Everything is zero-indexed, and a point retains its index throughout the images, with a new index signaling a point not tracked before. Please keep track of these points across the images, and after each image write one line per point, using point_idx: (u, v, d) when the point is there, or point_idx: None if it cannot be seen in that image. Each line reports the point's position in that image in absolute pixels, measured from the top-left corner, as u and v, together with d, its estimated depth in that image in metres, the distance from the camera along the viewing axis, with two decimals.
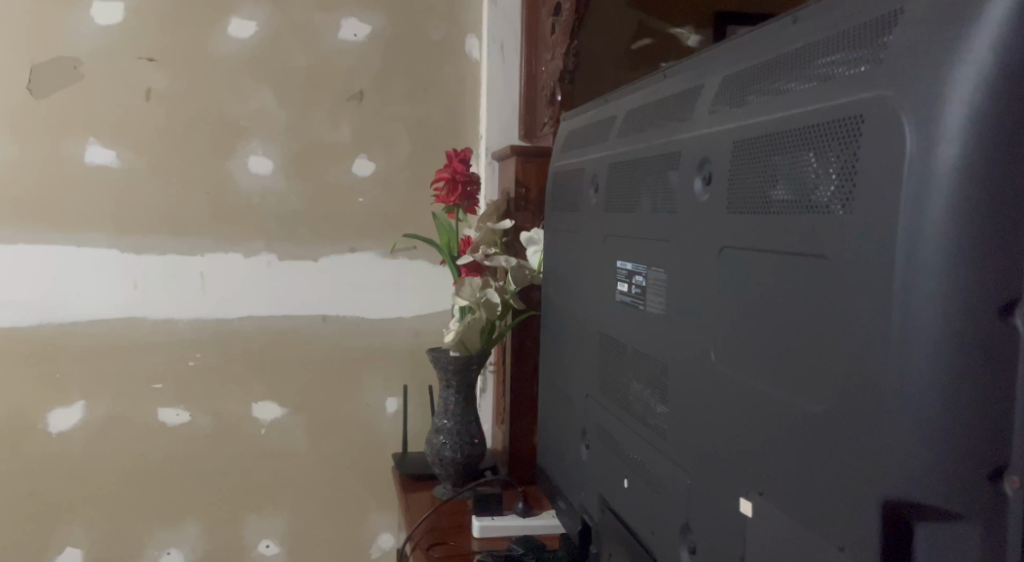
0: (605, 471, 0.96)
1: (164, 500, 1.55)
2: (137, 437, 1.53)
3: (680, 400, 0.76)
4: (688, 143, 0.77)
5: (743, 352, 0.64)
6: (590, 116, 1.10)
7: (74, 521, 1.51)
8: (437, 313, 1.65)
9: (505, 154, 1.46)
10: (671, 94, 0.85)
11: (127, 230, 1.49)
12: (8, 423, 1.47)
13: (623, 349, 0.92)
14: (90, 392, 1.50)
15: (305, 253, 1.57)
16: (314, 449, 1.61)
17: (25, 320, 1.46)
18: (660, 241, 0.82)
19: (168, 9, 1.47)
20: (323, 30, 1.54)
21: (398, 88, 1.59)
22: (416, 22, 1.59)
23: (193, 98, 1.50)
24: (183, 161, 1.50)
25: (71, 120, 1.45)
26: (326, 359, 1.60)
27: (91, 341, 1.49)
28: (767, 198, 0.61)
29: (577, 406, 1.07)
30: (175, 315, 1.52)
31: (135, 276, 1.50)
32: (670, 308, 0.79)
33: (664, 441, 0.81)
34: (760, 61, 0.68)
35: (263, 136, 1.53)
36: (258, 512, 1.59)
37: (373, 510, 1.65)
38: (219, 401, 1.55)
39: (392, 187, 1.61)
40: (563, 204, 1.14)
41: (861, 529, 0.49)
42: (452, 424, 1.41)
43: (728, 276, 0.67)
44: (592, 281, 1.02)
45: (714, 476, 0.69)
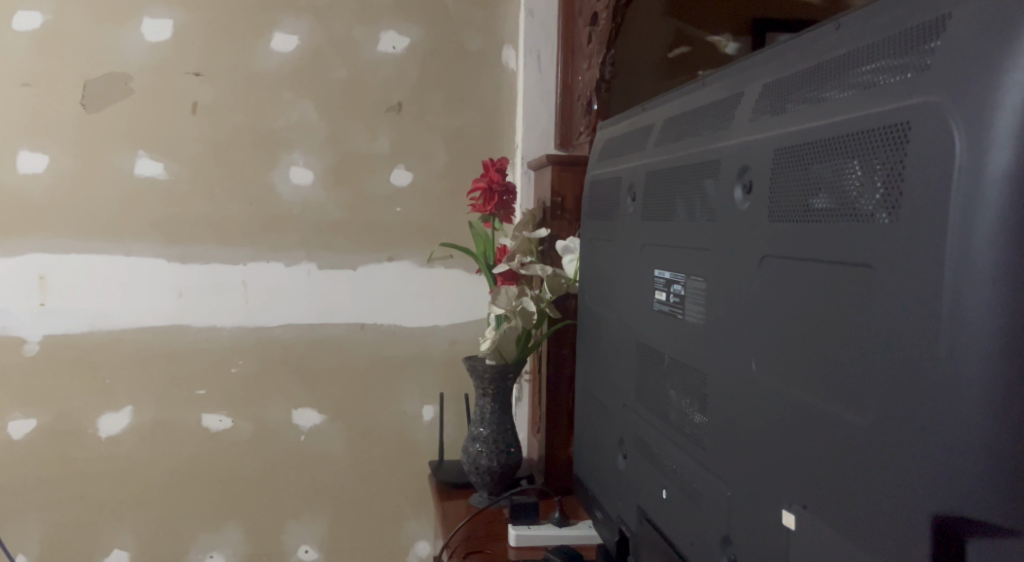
0: (643, 481, 0.96)
1: (206, 504, 1.58)
2: (182, 442, 1.56)
3: (720, 410, 0.76)
4: (727, 151, 0.76)
5: (784, 362, 0.63)
6: (628, 124, 1.10)
7: (121, 523, 1.55)
8: (473, 321, 1.66)
9: (540, 163, 1.47)
10: (710, 103, 0.85)
11: (174, 240, 1.53)
12: (60, 427, 1.52)
13: (662, 358, 0.91)
14: (137, 398, 1.54)
15: (343, 262, 1.60)
16: (352, 456, 1.63)
17: (76, 327, 1.50)
18: (699, 250, 0.81)
19: (213, 24, 1.51)
20: (362, 42, 1.57)
21: (436, 99, 1.61)
22: (454, 34, 1.60)
23: (237, 110, 1.54)
24: (227, 173, 1.54)
25: (122, 134, 1.50)
26: (363, 366, 1.62)
27: (138, 347, 1.53)
28: (809, 207, 0.60)
29: (615, 416, 1.07)
30: (218, 322, 1.55)
31: (181, 285, 1.54)
32: (710, 318, 0.78)
33: (703, 451, 0.80)
34: (801, 69, 0.67)
35: (305, 148, 1.56)
36: (298, 517, 1.62)
37: (409, 517, 1.66)
38: (260, 408, 1.58)
39: (430, 196, 1.62)
40: (600, 213, 1.14)
41: (909, 539, 0.48)
42: (488, 432, 1.41)
43: (769, 285, 0.66)
44: (630, 290, 1.01)
45: (755, 487, 0.69)
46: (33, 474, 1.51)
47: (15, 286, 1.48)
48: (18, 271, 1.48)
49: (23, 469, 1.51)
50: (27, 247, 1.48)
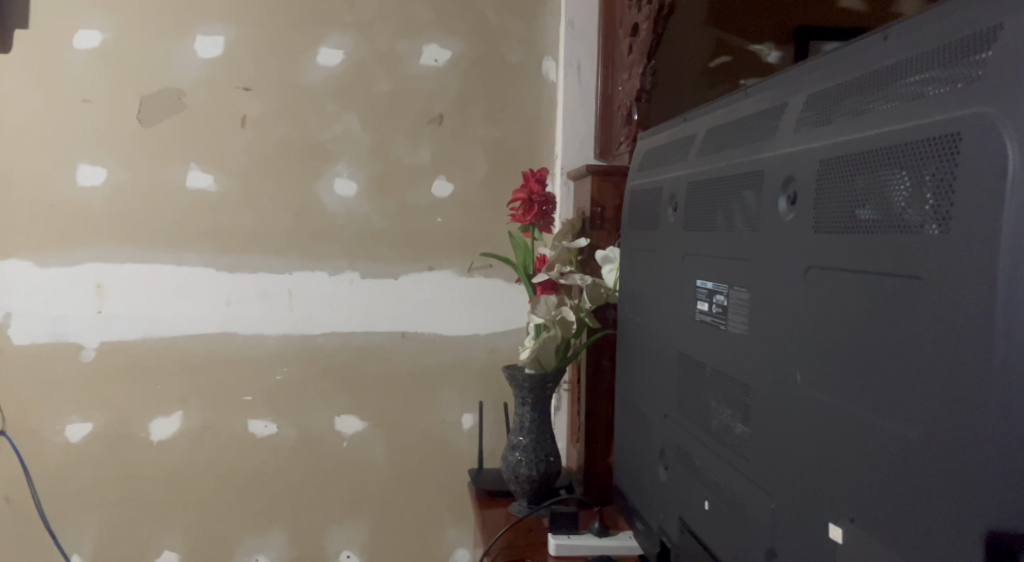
0: (684, 493, 0.96)
1: (252, 508, 1.61)
2: (229, 447, 1.60)
3: (765, 422, 0.76)
4: (771, 162, 0.77)
5: (829, 373, 0.65)
6: (668, 135, 1.10)
7: (170, 525, 1.59)
8: (512, 331, 1.67)
9: (580, 173, 1.47)
10: (752, 113, 0.85)
11: (223, 249, 1.57)
12: (114, 431, 1.56)
13: (703, 369, 0.91)
14: (187, 403, 1.58)
15: (385, 272, 1.62)
16: (393, 463, 1.65)
17: (130, 334, 1.56)
18: (742, 260, 0.82)
19: (262, 41, 1.56)
20: (405, 56, 1.60)
21: (477, 110, 1.63)
22: (494, 46, 1.63)
23: (284, 123, 1.58)
24: (274, 184, 1.58)
25: (175, 147, 1.55)
26: (404, 374, 1.64)
27: (188, 354, 1.58)
28: (855, 218, 0.61)
29: (655, 427, 1.07)
30: (265, 330, 1.59)
31: (230, 294, 1.58)
32: (755, 328, 0.79)
33: (748, 463, 0.80)
34: (845, 80, 0.68)
35: (349, 159, 1.60)
36: (339, 522, 1.64)
37: (449, 524, 1.67)
38: (304, 414, 1.62)
39: (470, 206, 1.64)
40: (640, 223, 1.14)
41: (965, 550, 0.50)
42: (528, 441, 1.41)
43: (815, 295, 0.67)
44: (671, 301, 1.01)
45: (801, 499, 0.69)
46: (88, 477, 1.56)
47: (73, 294, 1.54)
48: (75, 280, 1.54)
49: (77, 471, 1.56)
50: (84, 256, 1.54)
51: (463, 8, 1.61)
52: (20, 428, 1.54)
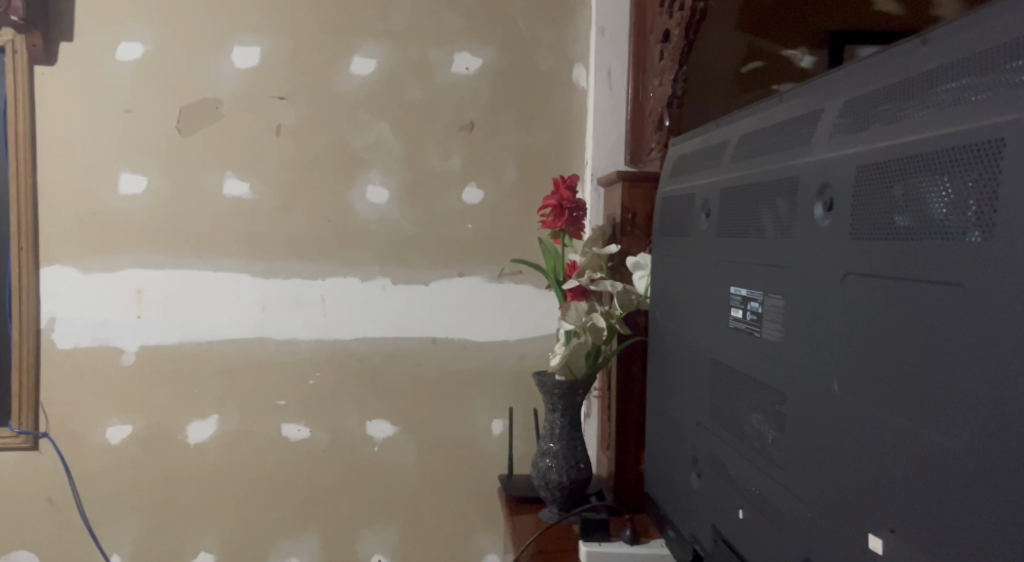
0: (716, 502, 0.95)
1: (285, 511, 1.63)
2: (263, 450, 1.62)
3: (801, 430, 0.76)
4: (806, 168, 0.77)
5: (868, 381, 0.65)
6: (699, 140, 1.10)
7: (206, 527, 1.62)
8: (542, 337, 1.67)
9: (611, 179, 1.47)
10: (785, 119, 0.85)
11: (258, 256, 1.60)
12: (152, 434, 1.60)
13: (737, 377, 0.91)
14: (222, 407, 1.61)
15: (416, 278, 1.64)
16: (423, 468, 1.66)
17: (169, 339, 1.59)
18: (777, 267, 0.81)
19: (297, 51, 1.59)
20: (436, 64, 1.62)
21: (507, 117, 1.64)
22: (525, 53, 1.63)
23: (317, 132, 1.60)
24: (308, 191, 1.61)
25: (212, 156, 1.58)
26: (435, 380, 1.65)
27: (224, 359, 1.60)
28: (894, 225, 0.62)
29: (688, 435, 1.06)
30: (298, 335, 1.62)
31: (264, 299, 1.61)
32: (791, 336, 0.78)
33: (783, 472, 0.80)
34: (881, 85, 0.68)
35: (381, 167, 1.62)
36: (371, 526, 1.65)
37: (479, 530, 1.68)
38: (336, 419, 1.63)
39: (500, 213, 1.65)
40: (672, 229, 1.14)
41: (1005, 554, 0.51)
42: (558, 447, 1.41)
43: (853, 302, 0.68)
44: (703, 308, 1.01)
45: (837, 507, 0.70)
46: (127, 478, 1.60)
47: (114, 299, 1.57)
48: (116, 286, 1.57)
49: (117, 473, 1.59)
50: (125, 263, 1.58)
51: (494, 16, 1.62)
52: (63, 431, 1.57)
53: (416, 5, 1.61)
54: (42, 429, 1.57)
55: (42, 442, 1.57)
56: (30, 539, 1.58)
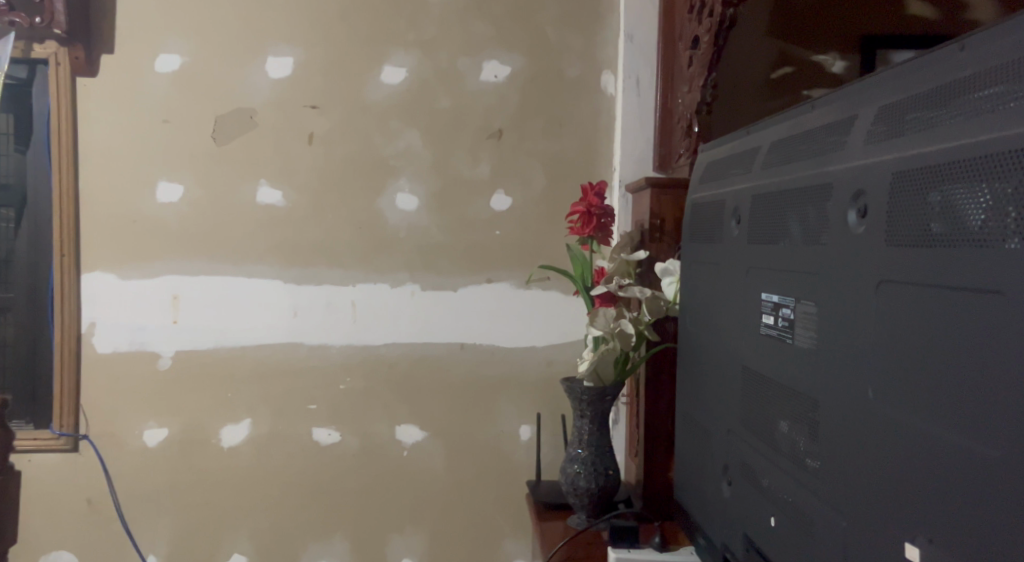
0: (748, 509, 0.95)
1: (316, 515, 1.65)
2: (294, 454, 1.64)
3: (834, 438, 0.76)
4: (839, 174, 0.76)
5: (903, 389, 0.65)
6: (730, 147, 1.10)
7: (239, 530, 1.64)
8: (570, 343, 1.67)
9: (639, 185, 1.47)
10: (818, 125, 0.85)
11: (290, 262, 1.63)
12: (187, 437, 1.63)
13: (769, 385, 0.90)
14: (255, 411, 1.64)
15: (445, 284, 1.65)
16: (452, 473, 1.67)
17: (203, 343, 1.62)
18: (809, 274, 0.81)
19: (329, 61, 1.62)
20: (465, 73, 1.63)
21: (536, 125, 1.65)
22: (554, 61, 1.64)
23: (348, 140, 1.63)
24: (339, 199, 1.63)
25: (246, 164, 1.61)
26: (463, 385, 1.66)
27: (257, 363, 1.63)
28: (929, 232, 0.62)
29: (718, 442, 1.06)
30: (329, 340, 1.64)
31: (296, 305, 1.63)
32: (825, 343, 0.78)
33: (816, 480, 0.79)
34: (915, 91, 0.68)
35: (410, 175, 1.64)
36: (400, 531, 1.67)
37: (507, 535, 1.68)
38: (366, 423, 1.65)
39: (528, 219, 1.66)
40: (702, 235, 1.14)
41: None
42: (586, 453, 1.41)
43: (887, 309, 0.67)
44: (734, 315, 1.00)
45: (871, 517, 0.69)
46: (163, 480, 1.63)
47: (151, 305, 1.61)
48: (154, 291, 1.61)
49: (153, 475, 1.62)
50: (162, 269, 1.61)
51: (523, 24, 1.64)
52: (101, 433, 1.61)
53: (447, 15, 1.63)
54: (82, 431, 1.60)
55: (82, 443, 1.60)
56: (69, 539, 1.62)
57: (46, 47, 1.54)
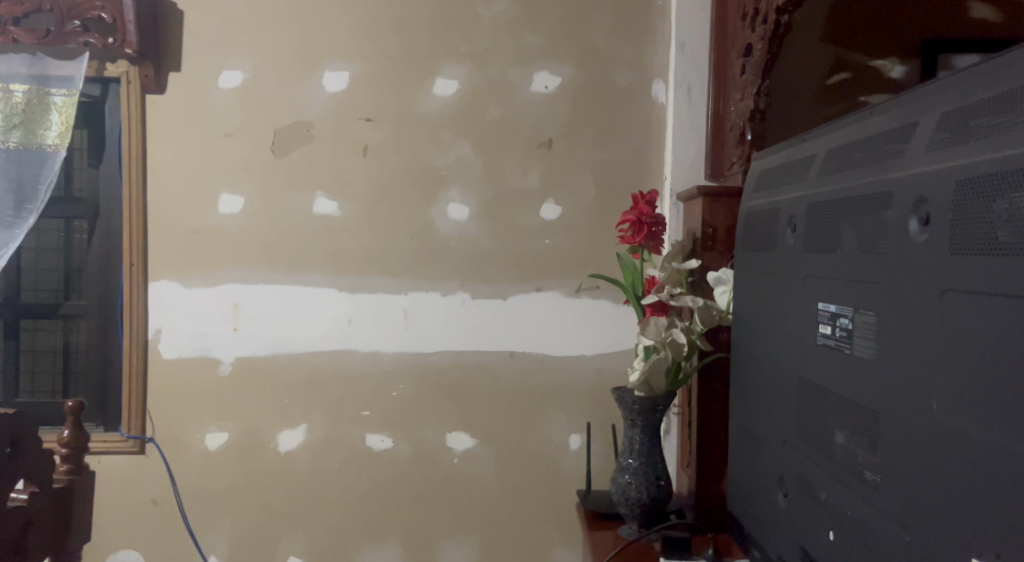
0: (805, 522, 0.93)
1: (369, 521, 1.68)
2: (348, 459, 1.68)
3: (894, 450, 0.74)
4: (900, 182, 0.75)
5: (968, 401, 0.64)
6: (785, 154, 1.08)
7: (294, 533, 1.68)
8: (620, 352, 1.67)
9: (691, 194, 1.47)
10: (876, 132, 0.83)
11: (344, 271, 1.67)
12: (245, 441, 1.68)
13: (826, 396, 0.89)
14: (310, 417, 1.67)
15: (495, 292, 1.67)
16: (502, 480, 1.68)
17: (262, 350, 1.67)
18: (868, 284, 0.80)
19: (383, 74, 1.65)
20: (517, 83, 1.65)
21: (586, 134, 1.66)
22: (604, 71, 1.65)
23: (401, 152, 1.66)
24: (391, 210, 1.66)
25: (303, 176, 1.66)
26: (514, 393, 1.67)
27: (313, 370, 1.67)
28: (997, 242, 0.61)
29: (774, 453, 1.04)
30: (382, 347, 1.67)
31: (350, 313, 1.67)
32: (886, 354, 0.76)
33: (876, 494, 0.78)
34: (981, 96, 0.66)
35: (462, 185, 1.66)
36: (451, 537, 1.68)
37: (557, 544, 1.68)
38: (418, 430, 1.67)
39: (578, 229, 1.66)
40: (756, 243, 1.12)
41: None
42: (638, 463, 1.40)
43: (951, 320, 0.66)
44: (790, 324, 0.99)
45: (935, 531, 0.68)
46: (223, 483, 1.68)
47: (213, 313, 1.67)
48: (215, 299, 1.67)
49: (213, 477, 1.68)
50: (223, 278, 1.67)
51: (573, 35, 1.65)
52: (166, 436, 1.67)
53: (497, 27, 1.65)
54: (148, 435, 1.67)
55: (148, 446, 1.67)
56: (136, 538, 1.68)
57: (118, 66, 1.62)
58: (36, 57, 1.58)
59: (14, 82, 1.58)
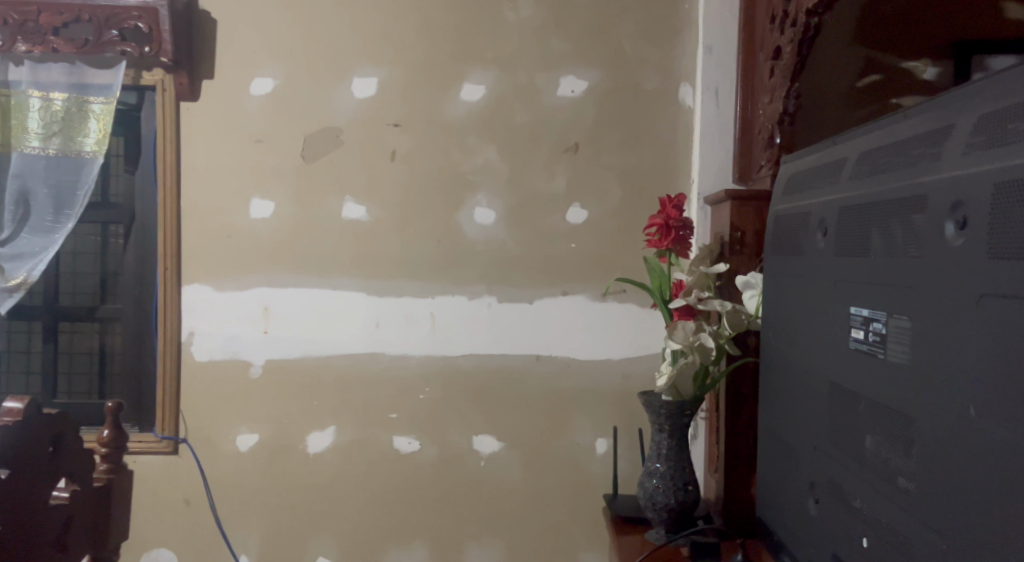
0: (837, 529, 0.92)
1: (397, 522, 1.69)
2: (376, 461, 1.69)
3: (930, 456, 0.74)
4: (935, 184, 0.74)
5: (1011, 405, 0.63)
6: (814, 157, 1.08)
7: (324, 534, 1.70)
8: (646, 356, 1.67)
9: (719, 198, 1.46)
10: (910, 135, 0.83)
11: (373, 275, 1.68)
12: (275, 442, 1.70)
13: (859, 400, 0.88)
14: (339, 419, 1.69)
15: (521, 296, 1.67)
16: (529, 483, 1.68)
17: (292, 352, 1.69)
18: (901, 287, 0.79)
19: (411, 80, 1.67)
20: (543, 88, 1.66)
21: (613, 138, 1.66)
22: (631, 74, 1.65)
23: (429, 157, 1.67)
24: (419, 214, 1.68)
25: (333, 181, 1.68)
26: (541, 397, 1.67)
27: (341, 373, 1.69)
28: None
29: (804, 459, 1.03)
30: (409, 351, 1.68)
31: (378, 316, 1.68)
32: (921, 358, 0.76)
33: (911, 500, 0.77)
34: (1020, 98, 0.66)
35: (488, 190, 1.67)
36: (478, 540, 1.69)
37: (584, 547, 1.68)
38: (445, 433, 1.68)
39: (605, 232, 1.66)
40: (785, 247, 1.12)
41: None
42: (665, 468, 1.39)
43: (992, 323, 0.66)
44: (821, 329, 0.98)
45: (978, 537, 0.67)
46: (254, 483, 1.70)
47: (244, 316, 1.69)
48: (246, 302, 1.69)
49: (244, 478, 1.70)
50: (254, 282, 1.69)
51: (600, 40, 1.65)
52: (198, 437, 1.70)
53: (525, 32, 1.66)
54: (181, 435, 1.69)
55: (181, 447, 1.69)
56: (170, 537, 1.70)
57: (154, 74, 1.65)
58: (75, 65, 1.62)
59: (54, 90, 1.62)
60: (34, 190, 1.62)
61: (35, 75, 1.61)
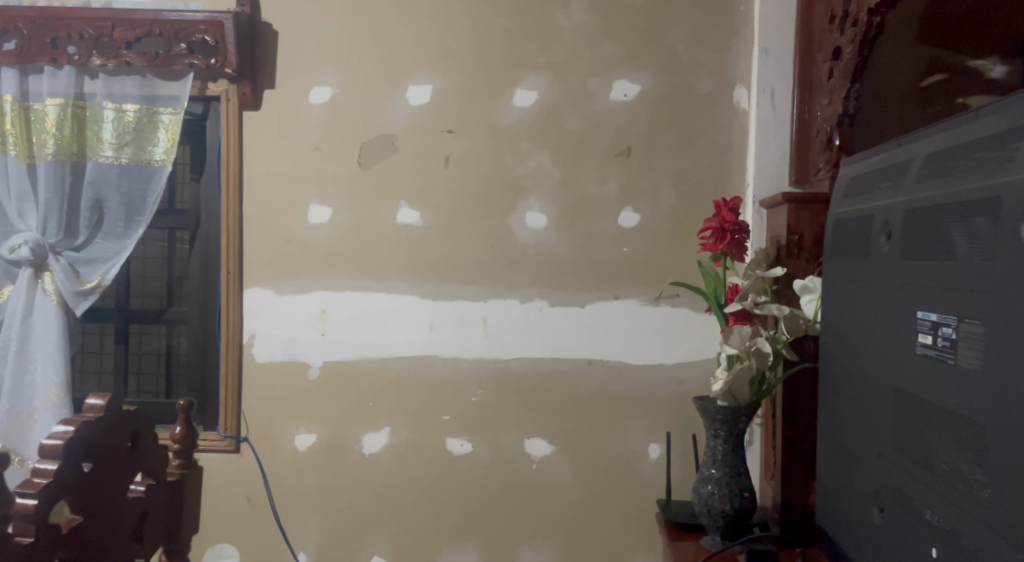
0: (903, 539, 0.90)
1: (451, 523, 1.71)
2: (430, 462, 1.71)
3: (1008, 465, 0.72)
4: (1013, 186, 0.73)
5: None
6: (876, 159, 1.06)
7: (379, 533, 1.72)
8: (700, 361, 1.65)
9: (775, 201, 1.44)
10: (980, 135, 0.81)
11: (427, 279, 1.71)
12: (332, 442, 1.73)
13: (927, 407, 0.86)
14: (394, 420, 1.72)
15: (573, 300, 1.68)
16: (581, 487, 1.68)
17: (347, 355, 1.72)
18: (973, 291, 0.77)
19: (465, 87, 1.69)
20: (596, 92, 1.66)
21: (666, 141, 1.65)
22: (684, 77, 1.64)
23: (482, 162, 1.69)
24: (472, 218, 1.70)
25: (388, 186, 1.71)
26: (593, 400, 1.67)
27: (396, 375, 1.72)
28: None
29: (867, 467, 1.01)
30: (461, 353, 1.70)
31: (431, 319, 1.71)
32: (997, 365, 0.74)
33: (985, 510, 0.75)
34: None
35: (541, 194, 1.68)
36: (530, 542, 1.69)
37: (637, 552, 1.67)
38: (498, 436, 1.69)
39: (658, 236, 1.66)
40: (845, 251, 1.10)
41: None
42: (721, 474, 1.37)
43: None
44: (886, 334, 0.96)
45: None
46: (311, 482, 1.74)
47: (303, 319, 1.73)
48: (304, 305, 1.73)
49: (302, 477, 1.74)
50: (312, 285, 1.73)
51: (654, 43, 1.65)
52: (258, 437, 1.74)
53: (577, 37, 1.66)
54: (242, 435, 1.74)
55: (242, 445, 1.74)
56: (231, 534, 1.75)
57: (218, 85, 1.71)
58: (146, 78, 1.69)
59: (126, 101, 1.69)
60: (106, 198, 1.69)
61: (109, 88, 1.69)
